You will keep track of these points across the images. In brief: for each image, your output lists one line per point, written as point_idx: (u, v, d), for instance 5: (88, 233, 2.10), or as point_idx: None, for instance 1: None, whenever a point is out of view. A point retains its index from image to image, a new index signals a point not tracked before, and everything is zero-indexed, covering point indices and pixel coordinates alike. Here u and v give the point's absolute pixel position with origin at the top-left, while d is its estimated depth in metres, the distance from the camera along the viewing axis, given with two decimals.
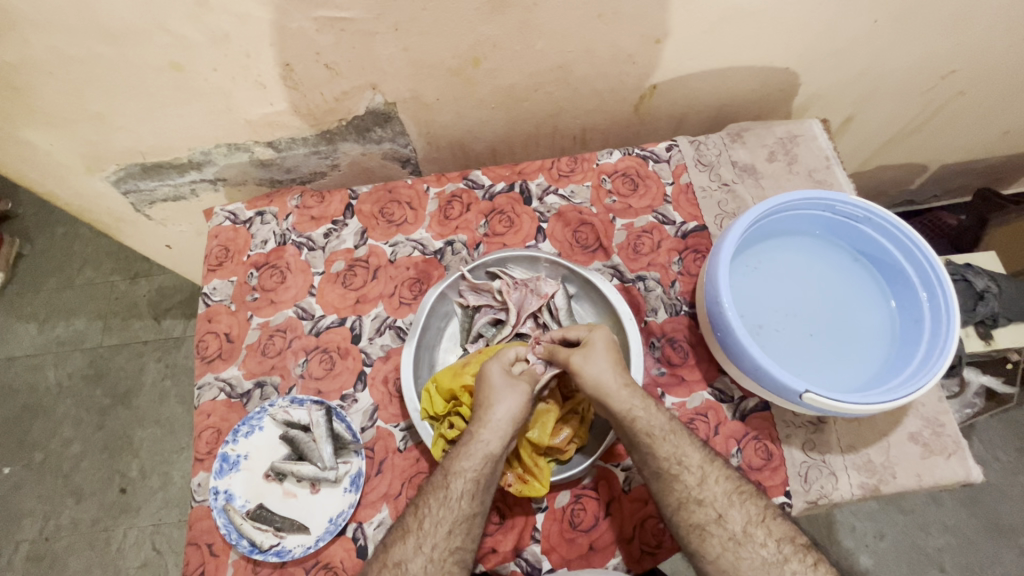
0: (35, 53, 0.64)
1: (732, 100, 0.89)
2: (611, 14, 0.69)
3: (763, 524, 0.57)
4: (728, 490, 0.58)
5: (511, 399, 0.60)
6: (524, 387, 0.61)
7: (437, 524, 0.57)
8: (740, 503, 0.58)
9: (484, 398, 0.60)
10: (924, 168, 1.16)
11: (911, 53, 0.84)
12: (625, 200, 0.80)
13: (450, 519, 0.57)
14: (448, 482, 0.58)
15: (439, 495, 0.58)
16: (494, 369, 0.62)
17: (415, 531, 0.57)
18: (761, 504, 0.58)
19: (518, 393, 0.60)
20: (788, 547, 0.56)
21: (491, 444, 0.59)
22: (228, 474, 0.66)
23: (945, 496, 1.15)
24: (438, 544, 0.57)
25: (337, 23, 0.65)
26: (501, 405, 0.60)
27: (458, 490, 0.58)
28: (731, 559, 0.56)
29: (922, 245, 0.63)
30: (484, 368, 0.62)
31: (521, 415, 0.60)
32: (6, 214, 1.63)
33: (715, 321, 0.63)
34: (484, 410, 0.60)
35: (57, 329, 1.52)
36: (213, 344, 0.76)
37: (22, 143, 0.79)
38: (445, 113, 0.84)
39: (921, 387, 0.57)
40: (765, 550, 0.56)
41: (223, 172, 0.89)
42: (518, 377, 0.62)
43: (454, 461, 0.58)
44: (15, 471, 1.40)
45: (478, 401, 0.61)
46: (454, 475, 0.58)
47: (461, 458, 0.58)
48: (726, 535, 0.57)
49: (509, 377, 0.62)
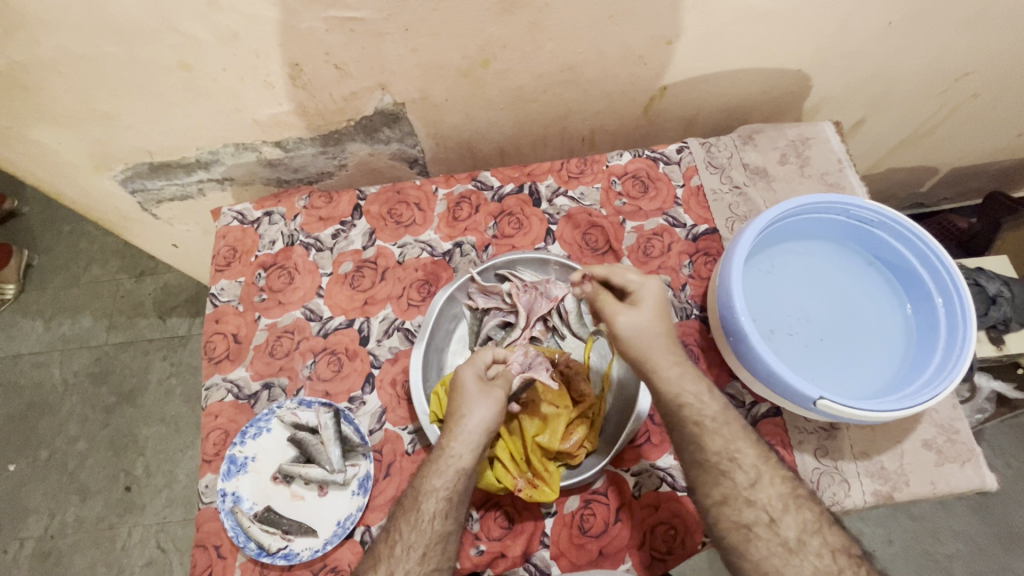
0: (44, 52, 0.64)
1: (743, 102, 0.89)
2: (622, 16, 0.69)
3: (818, 532, 0.54)
4: (761, 481, 0.57)
5: (484, 407, 0.60)
6: (497, 395, 0.61)
7: (409, 549, 0.56)
8: (795, 508, 0.56)
9: (455, 408, 0.60)
10: (935, 171, 1.15)
11: (925, 55, 0.83)
12: (635, 203, 0.79)
13: (423, 542, 0.56)
14: (419, 504, 0.57)
15: (410, 518, 0.57)
16: (467, 375, 0.62)
17: (386, 558, 0.56)
18: (818, 509, 0.56)
19: (489, 402, 0.60)
20: (843, 558, 0.53)
21: (463, 458, 0.58)
22: (236, 476, 0.66)
23: (953, 501, 1.15)
24: (410, 569, 0.55)
25: (346, 23, 0.64)
26: (473, 415, 0.59)
27: (430, 511, 0.57)
28: (778, 562, 0.54)
29: (938, 250, 0.62)
30: (456, 375, 0.62)
31: (494, 424, 0.60)
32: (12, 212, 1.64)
33: (728, 326, 0.62)
34: (457, 420, 0.59)
35: (63, 326, 1.52)
36: (220, 345, 0.76)
37: (31, 143, 0.79)
38: (453, 114, 0.83)
39: (938, 395, 0.56)
40: (818, 560, 0.53)
41: (230, 172, 0.88)
42: (490, 386, 0.62)
43: (426, 480, 0.58)
44: (20, 468, 1.40)
45: (450, 411, 0.60)
46: (426, 494, 0.57)
47: (432, 475, 0.58)
48: (776, 540, 0.54)
49: (482, 385, 0.61)
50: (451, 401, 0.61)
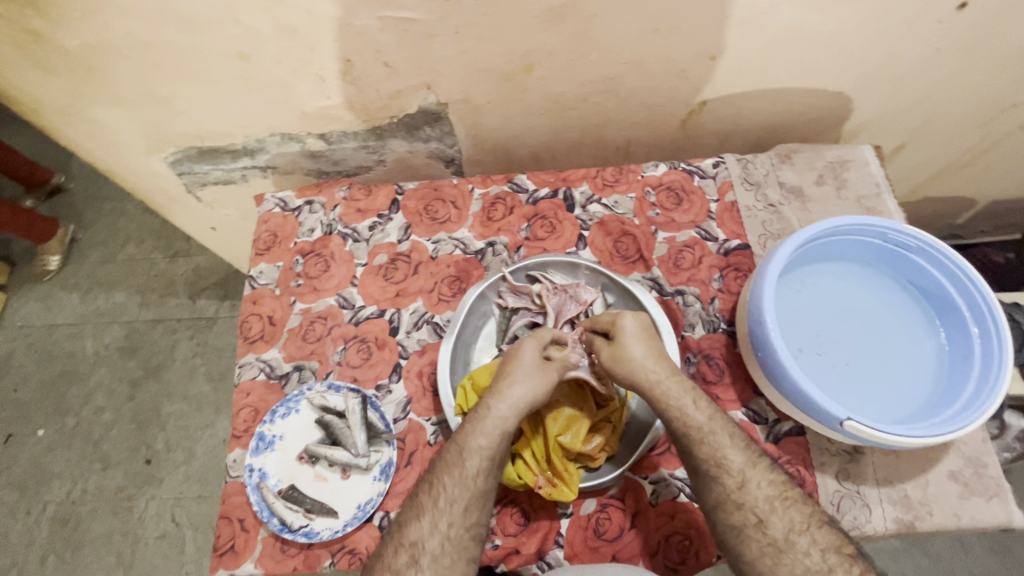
0: (113, 36, 0.67)
1: (781, 122, 0.89)
2: (667, 30, 0.70)
3: (807, 531, 0.54)
4: (770, 495, 0.56)
5: (536, 379, 0.61)
6: (550, 375, 0.62)
7: (452, 502, 0.56)
8: (782, 509, 0.55)
9: (513, 373, 0.62)
10: (973, 203, 1.14)
11: (970, 84, 0.82)
12: (669, 214, 0.80)
13: (470, 505, 0.57)
14: (464, 460, 0.57)
15: (454, 473, 0.57)
16: (530, 349, 0.64)
17: (430, 510, 0.56)
18: (807, 509, 0.55)
19: (543, 378, 0.62)
20: (834, 557, 0.52)
21: (509, 421, 0.59)
22: (263, 453, 0.68)
23: (974, 541, 1.12)
24: (455, 522, 0.55)
25: (401, 23, 0.66)
26: (524, 382, 0.61)
27: (473, 468, 0.57)
28: (771, 562, 0.53)
29: (977, 280, 0.61)
30: (520, 346, 0.64)
31: (540, 398, 0.61)
32: (59, 187, 1.71)
33: (757, 341, 0.62)
34: (511, 383, 0.61)
35: (98, 300, 1.58)
36: (256, 326, 0.78)
37: (91, 122, 0.83)
38: (493, 117, 0.85)
39: (969, 426, 0.55)
40: (808, 559, 0.52)
41: (274, 161, 0.92)
42: (547, 366, 0.63)
43: (471, 438, 0.58)
44: (48, 433, 1.45)
45: (505, 374, 0.62)
46: (471, 452, 0.58)
47: (478, 435, 0.58)
48: (766, 541, 0.54)
49: (540, 361, 0.63)
50: (506, 367, 0.63)
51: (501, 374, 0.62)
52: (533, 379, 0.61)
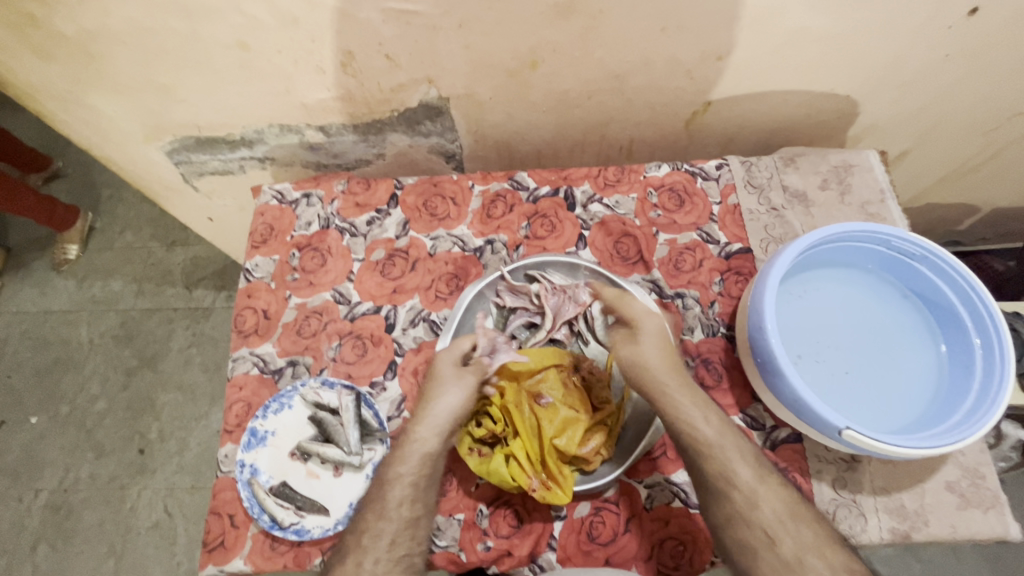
0: (111, 22, 0.65)
1: (786, 124, 0.88)
2: (675, 28, 0.69)
3: (802, 546, 0.53)
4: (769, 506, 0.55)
5: (458, 395, 0.63)
6: (468, 382, 0.64)
7: (376, 538, 0.57)
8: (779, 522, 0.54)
9: (433, 395, 0.64)
10: (976, 210, 1.13)
11: (980, 90, 0.81)
12: (670, 216, 0.79)
13: None
14: (386, 493, 0.60)
15: (377, 507, 0.59)
16: (446, 363, 0.65)
17: (356, 549, 0.57)
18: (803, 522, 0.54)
19: (460, 388, 0.64)
20: None
21: (428, 441, 0.62)
22: (255, 449, 0.67)
23: (965, 549, 1.12)
24: (380, 557, 0.56)
25: (404, 15, 0.65)
26: (443, 400, 0.63)
27: (396, 498, 0.59)
28: None
29: (981, 290, 0.61)
30: (436, 363, 0.66)
31: (461, 409, 0.63)
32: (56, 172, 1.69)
33: (756, 348, 0.62)
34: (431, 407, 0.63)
35: (94, 288, 1.57)
36: (251, 319, 0.77)
37: (88, 108, 0.82)
38: (495, 113, 0.84)
39: (968, 438, 0.55)
40: None
41: (272, 152, 0.90)
42: (462, 371, 0.65)
43: (391, 469, 0.61)
44: (41, 421, 1.44)
45: (426, 395, 0.64)
46: (392, 483, 0.60)
47: (397, 463, 0.61)
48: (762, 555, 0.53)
49: (456, 370, 0.65)
50: (429, 387, 0.65)
51: (423, 398, 0.64)
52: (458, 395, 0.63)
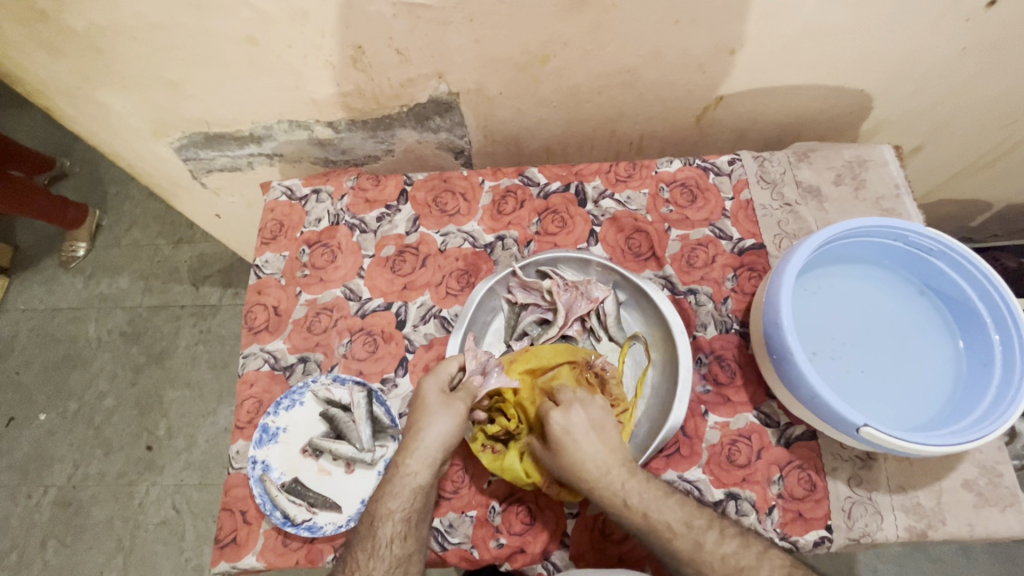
0: (120, 17, 0.65)
1: (799, 119, 0.87)
2: (688, 22, 0.68)
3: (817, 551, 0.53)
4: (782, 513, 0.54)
5: (446, 423, 0.60)
6: (457, 409, 0.61)
7: None
8: None
9: (420, 426, 0.61)
10: (988, 206, 1.12)
11: (996, 84, 0.80)
12: (682, 211, 0.79)
13: None
14: (375, 531, 0.57)
15: (366, 547, 0.57)
16: (432, 391, 0.62)
17: None
18: None
19: (451, 416, 0.61)
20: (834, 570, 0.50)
21: (418, 475, 0.59)
22: (266, 446, 0.67)
23: (976, 548, 1.11)
24: None
25: (414, 9, 0.64)
26: (432, 429, 0.60)
27: (386, 537, 0.57)
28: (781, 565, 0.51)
29: (1001, 286, 0.60)
30: (421, 391, 0.63)
31: (451, 438, 0.60)
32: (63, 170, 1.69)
33: (772, 344, 0.61)
34: (417, 439, 0.60)
35: (102, 285, 1.57)
36: (261, 316, 0.77)
37: (97, 104, 0.81)
38: (505, 109, 0.83)
39: (989, 436, 0.54)
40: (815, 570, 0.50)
41: (281, 148, 0.90)
42: (451, 399, 0.62)
43: (381, 504, 0.58)
44: (49, 418, 1.45)
45: (413, 423, 0.61)
46: (382, 519, 0.58)
47: (387, 499, 0.58)
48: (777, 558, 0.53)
49: (443, 398, 0.62)
50: (414, 417, 0.62)
51: (409, 429, 0.61)
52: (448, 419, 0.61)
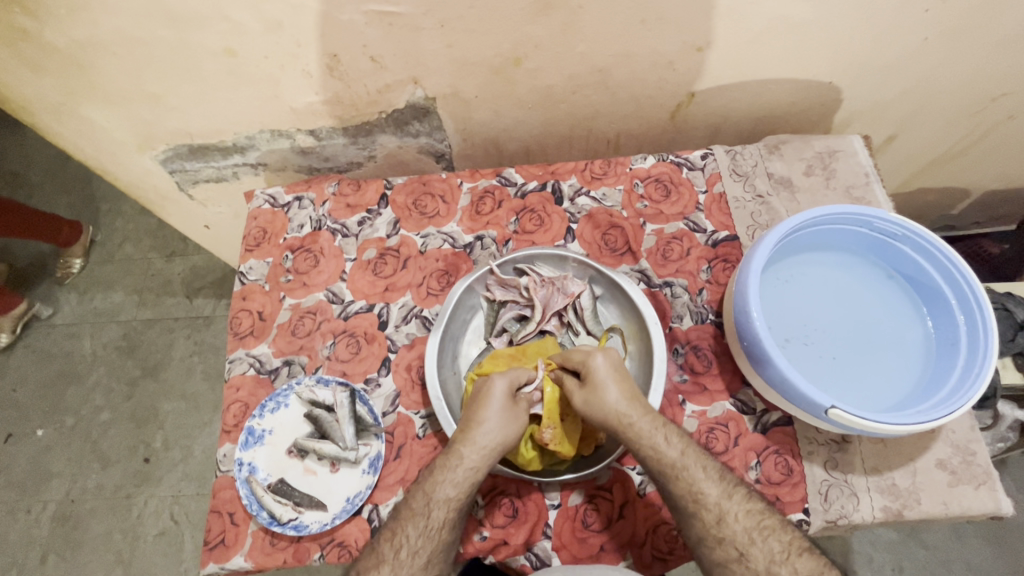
0: (101, 33, 0.67)
1: (771, 113, 0.89)
2: (654, 21, 0.70)
3: (790, 549, 0.54)
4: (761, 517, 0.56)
5: (507, 423, 0.60)
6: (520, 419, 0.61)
7: (414, 554, 0.57)
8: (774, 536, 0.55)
9: (480, 417, 0.60)
10: (966, 194, 1.14)
11: (960, 72, 0.82)
12: (657, 206, 0.80)
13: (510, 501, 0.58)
14: (429, 511, 0.58)
15: (418, 523, 0.58)
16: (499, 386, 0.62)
17: (390, 560, 0.56)
18: None
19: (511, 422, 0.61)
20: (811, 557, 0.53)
21: (479, 470, 0.59)
22: (252, 448, 0.68)
23: (969, 533, 1.12)
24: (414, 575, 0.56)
25: (386, 17, 0.66)
26: (494, 430, 0.60)
27: (438, 519, 0.58)
28: None
29: (963, 268, 0.61)
30: (490, 384, 0.62)
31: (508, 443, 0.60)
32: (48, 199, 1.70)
33: (743, 331, 0.62)
34: (478, 427, 0.60)
35: (96, 300, 1.59)
36: (246, 321, 0.78)
37: (81, 119, 0.83)
38: (482, 111, 0.85)
39: (954, 412, 0.55)
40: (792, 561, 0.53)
41: (264, 158, 0.92)
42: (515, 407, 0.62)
43: (437, 487, 0.59)
44: (47, 433, 1.46)
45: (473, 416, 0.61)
46: (436, 502, 0.58)
47: (444, 485, 0.59)
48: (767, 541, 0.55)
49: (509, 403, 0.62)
50: (475, 408, 0.61)
51: (470, 417, 0.61)
52: (506, 418, 0.61)
